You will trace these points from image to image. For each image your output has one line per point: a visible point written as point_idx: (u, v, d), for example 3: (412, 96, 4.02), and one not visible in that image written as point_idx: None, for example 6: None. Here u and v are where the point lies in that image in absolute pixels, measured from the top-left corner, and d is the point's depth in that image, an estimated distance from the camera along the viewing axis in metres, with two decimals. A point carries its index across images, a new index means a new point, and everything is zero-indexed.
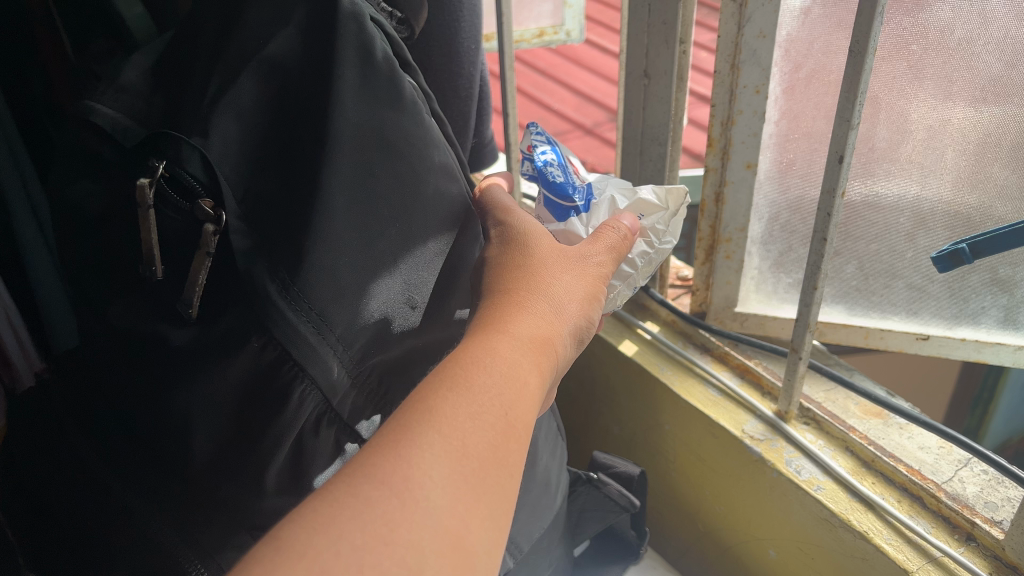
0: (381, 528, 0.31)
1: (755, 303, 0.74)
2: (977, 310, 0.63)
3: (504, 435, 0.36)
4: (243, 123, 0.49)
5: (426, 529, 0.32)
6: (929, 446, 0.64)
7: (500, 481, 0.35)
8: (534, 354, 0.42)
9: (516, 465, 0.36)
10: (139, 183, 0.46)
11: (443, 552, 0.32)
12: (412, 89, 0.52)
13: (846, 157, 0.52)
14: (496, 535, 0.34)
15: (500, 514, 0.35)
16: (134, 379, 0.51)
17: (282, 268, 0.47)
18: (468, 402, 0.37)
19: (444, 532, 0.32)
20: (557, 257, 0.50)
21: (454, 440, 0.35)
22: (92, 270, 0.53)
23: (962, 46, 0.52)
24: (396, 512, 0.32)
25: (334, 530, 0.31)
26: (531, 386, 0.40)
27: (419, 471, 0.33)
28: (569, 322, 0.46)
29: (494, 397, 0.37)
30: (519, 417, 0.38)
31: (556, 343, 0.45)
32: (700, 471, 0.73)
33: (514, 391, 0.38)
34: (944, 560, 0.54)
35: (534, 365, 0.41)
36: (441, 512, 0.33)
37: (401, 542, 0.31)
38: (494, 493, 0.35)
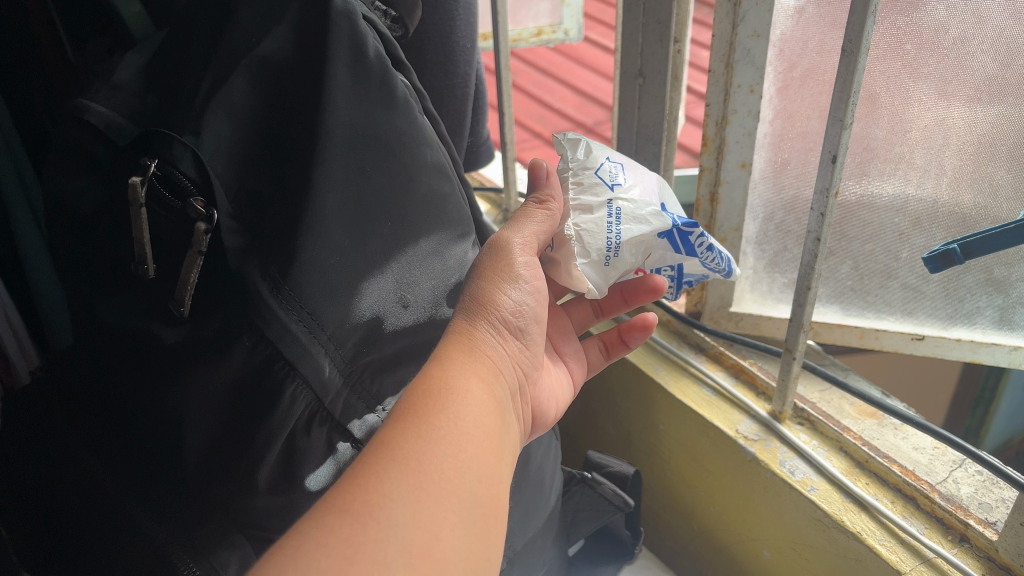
0: (345, 550, 0.31)
1: (750, 303, 0.74)
2: (972, 310, 0.62)
3: (457, 444, 0.36)
4: (235, 122, 0.48)
5: (392, 547, 0.32)
6: (923, 446, 0.64)
7: (464, 487, 0.35)
8: (471, 359, 0.41)
9: (480, 469, 0.36)
10: (131, 182, 0.46)
11: (413, 563, 0.31)
12: (404, 89, 0.52)
13: (839, 157, 0.51)
14: (473, 541, 0.34)
15: (474, 518, 0.34)
16: (128, 378, 0.51)
17: (274, 267, 0.47)
18: (416, 423, 0.37)
19: (411, 545, 0.32)
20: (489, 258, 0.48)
21: (406, 460, 0.35)
22: (82, 269, 0.53)
23: (956, 46, 0.52)
24: (359, 533, 0.32)
25: (296, 557, 0.31)
26: (474, 390, 0.39)
27: (377, 493, 0.33)
28: (512, 311, 0.45)
29: (441, 411, 0.37)
30: (471, 424, 0.38)
31: (494, 336, 0.44)
32: (695, 471, 0.72)
33: (461, 401, 0.38)
34: (936, 561, 0.54)
35: (472, 369, 0.41)
36: (405, 525, 0.32)
37: (367, 560, 0.31)
38: (459, 500, 0.34)
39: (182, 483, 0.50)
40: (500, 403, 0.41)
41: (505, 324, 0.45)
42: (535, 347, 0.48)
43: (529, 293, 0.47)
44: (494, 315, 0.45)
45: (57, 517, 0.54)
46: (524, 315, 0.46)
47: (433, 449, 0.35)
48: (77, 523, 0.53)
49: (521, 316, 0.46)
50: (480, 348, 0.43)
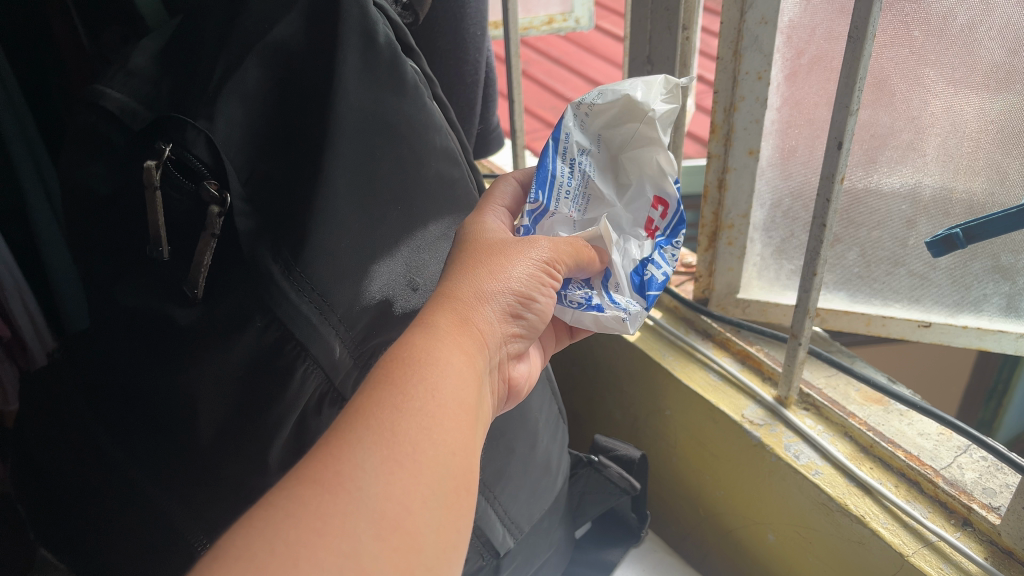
0: (315, 521, 0.30)
1: (757, 289, 0.75)
2: (979, 297, 0.63)
3: (435, 415, 0.35)
4: (248, 107, 0.49)
5: (363, 519, 0.31)
6: (928, 432, 0.64)
7: (439, 460, 0.34)
8: (451, 335, 0.39)
9: (456, 442, 0.35)
10: (146, 166, 0.47)
11: (383, 536, 0.31)
12: (414, 74, 0.52)
13: (845, 143, 0.52)
14: (444, 516, 0.33)
15: (447, 493, 0.34)
16: (142, 359, 0.52)
17: (285, 249, 0.48)
18: (392, 390, 0.35)
19: (381, 517, 0.31)
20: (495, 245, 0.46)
21: (380, 428, 0.33)
22: (96, 252, 0.54)
23: (964, 32, 0.52)
24: (328, 504, 0.31)
25: (265, 528, 0.30)
26: (453, 367, 0.37)
27: (349, 463, 0.32)
28: (509, 294, 0.44)
29: (420, 380, 0.36)
30: (451, 393, 0.36)
31: (480, 319, 0.42)
32: (701, 456, 0.73)
33: (442, 370, 0.37)
34: (939, 544, 0.55)
35: (453, 346, 0.39)
36: (376, 496, 0.31)
37: (334, 532, 0.30)
38: (434, 471, 0.33)
39: (193, 464, 0.52)
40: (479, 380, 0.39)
41: (504, 303, 0.43)
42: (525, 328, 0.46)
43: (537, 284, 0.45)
44: (487, 292, 0.43)
45: (83, 494, 0.57)
46: (525, 299, 0.45)
47: (410, 420, 0.34)
48: (102, 499, 0.56)
49: (522, 301, 0.45)
50: (473, 320, 0.41)
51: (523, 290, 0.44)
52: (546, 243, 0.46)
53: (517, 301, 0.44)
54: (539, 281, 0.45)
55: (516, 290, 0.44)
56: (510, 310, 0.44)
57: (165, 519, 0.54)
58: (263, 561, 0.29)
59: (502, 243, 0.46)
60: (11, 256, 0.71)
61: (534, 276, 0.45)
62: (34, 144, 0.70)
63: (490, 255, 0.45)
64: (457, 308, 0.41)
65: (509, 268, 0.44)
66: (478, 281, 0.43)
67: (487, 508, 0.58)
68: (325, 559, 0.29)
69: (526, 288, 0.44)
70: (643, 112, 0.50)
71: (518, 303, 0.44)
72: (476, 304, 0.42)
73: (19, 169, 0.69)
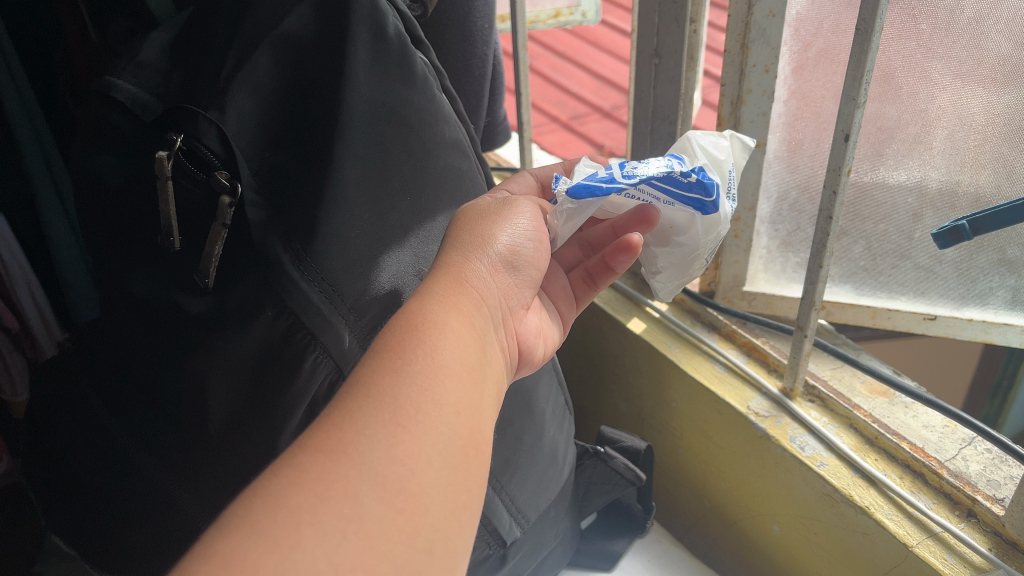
0: (317, 487, 0.30)
1: (764, 282, 0.75)
2: (985, 290, 0.63)
3: (435, 374, 0.35)
4: (259, 99, 0.50)
5: (365, 481, 0.31)
6: (933, 425, 0.64)
7: (443, 420, 0.34)
8: (447, 298, 0.40)
9: (460, 403, 0.35)
10: (157, 156, 0.47)
11: (387, 499, 0.31)
12: (423, 66, 0.53)
13: (852, 135, 0.52)
14: (451, 476, 0.33)
15: (453, 455, 0.33)
16: (153, 346, 0.53)
17: (296, 239, 0.48)
18: (393, 357, 0.35)
19: (384, 481, 0.31)
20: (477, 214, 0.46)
21: (382, 395, 0.34)
22: (108, 242, 0.55)
23: (972, 25, 0.52)
24: (331, 470, 0.31)
25: (269, 497, 0.30)
26: (448, 324, 0.38)
27: (351, 430, 0.32)
28: (495, 252, 0.44)
29: (420, 343, 0.36)
30: (452, 355, 0.36)
31: (476, 278, 0.42)
32: (706, 447, 0.74)
33: (441, 334, 0.37)
34: (944, 535, 0.55)
35: (449, 306, 0.39)
36: (378, 460, 0.31)
37: (338, 496, 0.30)
38: (437, 434, 0.33)
39: (205, 452, 0.52)
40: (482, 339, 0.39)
41: (496, 258, 0.44)
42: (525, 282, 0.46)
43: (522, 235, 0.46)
44: (480, 249, 0.43)
45: (93, 483, 0.57)
46: (518, 252, 0.45)
47: (409, 384, 0.34)
48: (113, 488, 0.56)
49: (512, 253, 0.45)
50: (467, 279, 0.42)
51: (511, 245, 0.45)
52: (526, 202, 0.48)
53: (510, 255, 0.45)
54: (528, 233, 0.46)
55: (502, 245, 0.44)
56: (505, 265, 0.45)
57: (177, 507, 0.54)
58: (267, 528, 0.29)
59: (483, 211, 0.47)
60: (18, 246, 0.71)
61: (523, 230, 0.46)
62: (44, 137, 0.70)
63: (477, 219, 0.45)
64: (451, 269, 0.42)
65: (497, 227, 0.45)
66: (469, 241, 0.43)
67: (494, 498, 0.58)
68: (328, 522, 0.29)
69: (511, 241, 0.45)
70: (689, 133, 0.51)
71: (509, 259, 0.45)
72: (469, 261, 0.43)
73: (28, 161, 0.69)
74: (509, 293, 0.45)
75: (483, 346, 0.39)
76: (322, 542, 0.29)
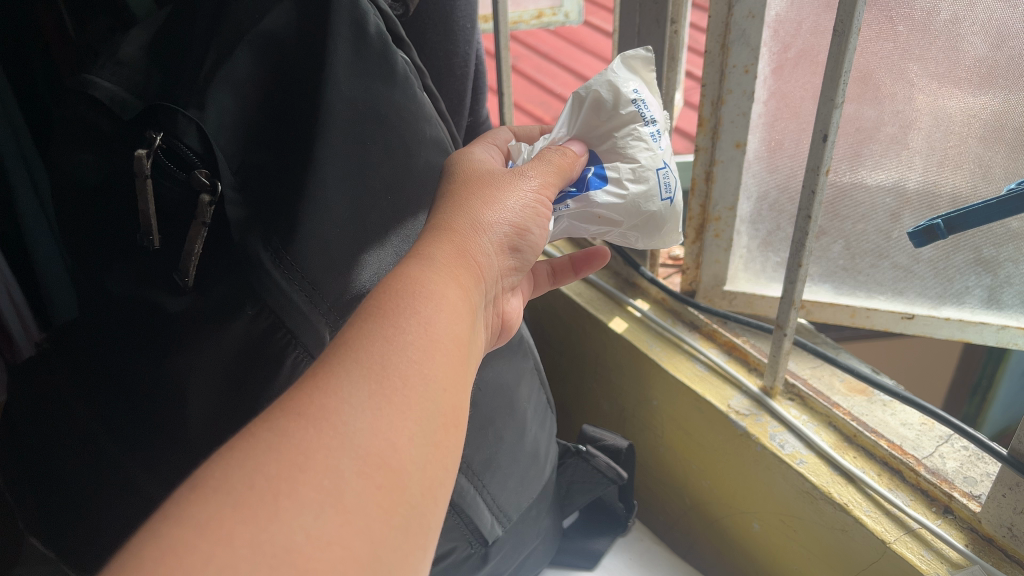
0: (296, 455, 0.30)
1: (744, 281, 0.76)
2: (962, 290, 0.63)
3: (428, 348, 0.35)
4: (240, 98, 0.50)
5: (347, 453, 0.30)
6: (911, 423, 0.65)
7: (428, 397, 0.34)
8: (452, 268, 0.40)
9: (447, 378, 0.35)
10: (137, 154, 0.47)
11: (366, 473, 0.30)
12: (404, 65, 0.52)
13: (830, 136, 0.52)
14: (430, 454, 0.33)
15: (434, 432, 0.33)
16: (131, 345, 0.52)
17: (275, 237, 0.48)
18: (383, 325, 0.35)
19: (365, 453, 0.31)
20: (487, 179, 0.47)
21: (370, 363, 0.33)
22: (85, 241, 0.54)
23: (948, 27, 0.53)
24: (313, 438, 0.30)
25: (245, 462, 0.29)
26: (452, 299, 0.38)
27: (335, 398, 0.32)
28: (497, 231, 0.45)
29: (412, 312, 0.36)
30: (443, 326, 0.36)
31: (478, 256, 0.43)
32: (687, 445, 0.74)
33: (435, 304, 0.37)
34: (921, 532, 0.56)
35: (452, 277, 0.40)
36: (363, 433, 0.31)
37: (318, 467, 0.30)
38: (420, 410, 0.33)
39: (181, 451, 0.52)
40: (474, 316, 0.40)
41: (496, 236, 0.45)
42: (513, 266, 0.47)
43: (518, 211, 0.46)
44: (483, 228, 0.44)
45: (71, 483, 0.57)
46: (513, 231, 0.46)
47: (398, 353, 0.34)
48: (95, 488, 0.56)
49: (511, 233, 0.46)
50: (466, 255, 0.42)
51: (515, 224, 0.46)
52: (535, 174, 0.48)
53: (511, 234, 0.46)
54: (532, 212, 0.47)
55: (502, 224, 0.45)
56: (505, 242, 0.45)
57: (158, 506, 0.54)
58: (242, 496, 0.28)
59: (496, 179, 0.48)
60: (6, 268, 0.72)
61: (527, 210, 0.47)
62: (31, 159, 0.70)
63: (483, 192, 0.46)
64: (450, 241, 0.42)
65: (503, 202, 0.46)
66: (472, 216, 0.44)
67: (476, 497, 0.58)
68: (307, 493, 0.29)
69: (510, 218, 0.45)
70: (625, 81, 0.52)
71: (506, 241, 0.45)
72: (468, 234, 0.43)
73: (12, 177, 0.69)
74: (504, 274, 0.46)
75: (474, 319, 0.40)
76: (299, 514, 0.28)
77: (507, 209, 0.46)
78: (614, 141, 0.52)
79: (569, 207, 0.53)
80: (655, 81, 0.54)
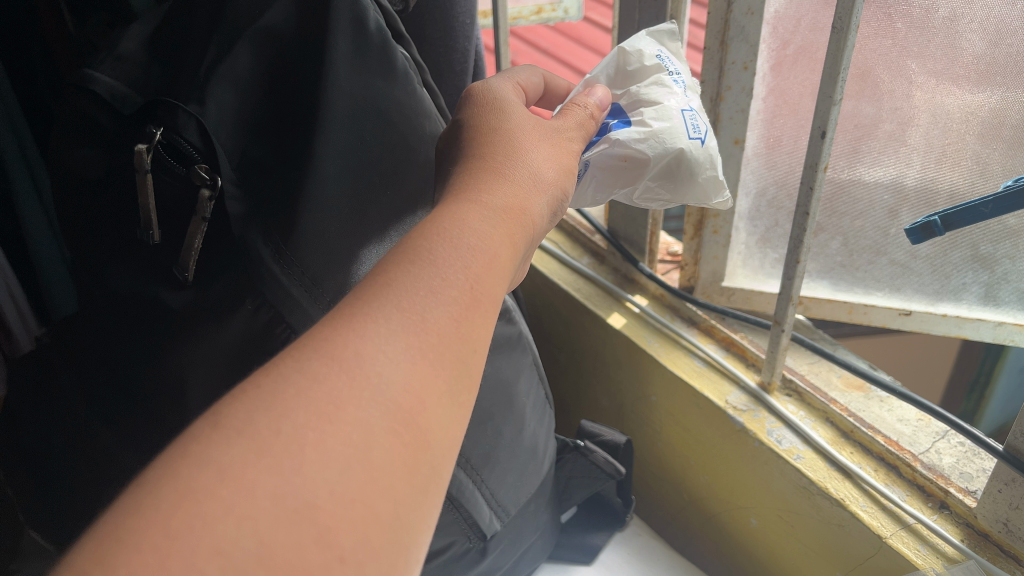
0: (325, 405, 0.29)
1: (743, 277, 0.76)
2: (959, 286, 0.64)
3: (468, 308, 0.35)
4: (240, 91, 0.49)
5: (379, 406, 0.30)
6: (907, 418, 0.65)
7: (460, 358, 0.34)
8: (505, 223, 0.40)
9: (478, 341, 0.35)
10: (137, 149, 0.46)
11: (394, 430, 0.30)
12: (404, 60, 0.52)
13: (828, 132, 0.53)
14: (454, 414, 0.33)
15: (458, 390, 0.33)
16: (129, 340, 0.53)
17: (275, 232, 0.49)
18: (430, 276, 0.35)
19: (395, 408, 0.30)
20: (536, 127, 0.48)
21: (410, 313, 0.33)
22: (85, 235, 0.54)
23: (946, 24, 0.53)
24: (345, 388, 0.30)
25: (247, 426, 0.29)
26: (500, 259, 0.38)
27: (369, 346, 0.31)
28: (547, 191, 0.45)
29: (459, 265, 0.36)
30: (485, 285, 0.36)
31: (532, 214, 0.43)
32: (685, 440, 0.74)
33: (480, 260, 0.37)
34: (916, 527, 0.56)
35: (504, 233, 0.39)
36: (396, 387, 0.31)
37: (348, 418, 0.29)
38: (451, 370, 0.33)
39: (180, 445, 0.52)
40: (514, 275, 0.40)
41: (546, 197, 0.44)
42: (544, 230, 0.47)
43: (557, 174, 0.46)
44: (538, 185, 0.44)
45: (76, 476, 0.58)
46: (556, 194, 0.46)
47: (438, 307, 0.34)
48: (97, 481, 0.57)
49: (556, 199, 0.46)
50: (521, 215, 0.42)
51: (556, 185, 0.46)
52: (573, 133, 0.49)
53: (555, 198, 0.46)
54: (569, 171, 0.47)
55: (550, 189, 0.45)
56: (551, 204, 0.45)
57: None
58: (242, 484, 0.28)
59: (544, 129, 0.48)
60: (6, 264, 0.72)
61: (565, 172, 0.47)
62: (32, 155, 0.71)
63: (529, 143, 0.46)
64: (501, 197, 0.41)
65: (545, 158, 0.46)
66: (518, 172, 0.44)
67: (474, 492, 0.59)
68: (333, 447, 0.28)
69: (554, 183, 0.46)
70: (645, 43, 0.57)
71: (551, 203, 0.45)
72: (514, 188, 0.43)
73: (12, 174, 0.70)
74: (540, 236, 0.46)
75: (511, 280, 0.39)
76: (324, 470, 0.28)
77: (551, 167, 0.46)
78: (635, 87, 0.55)
79: (592, 152, 0.54)
80: (680, 53, 0.59)
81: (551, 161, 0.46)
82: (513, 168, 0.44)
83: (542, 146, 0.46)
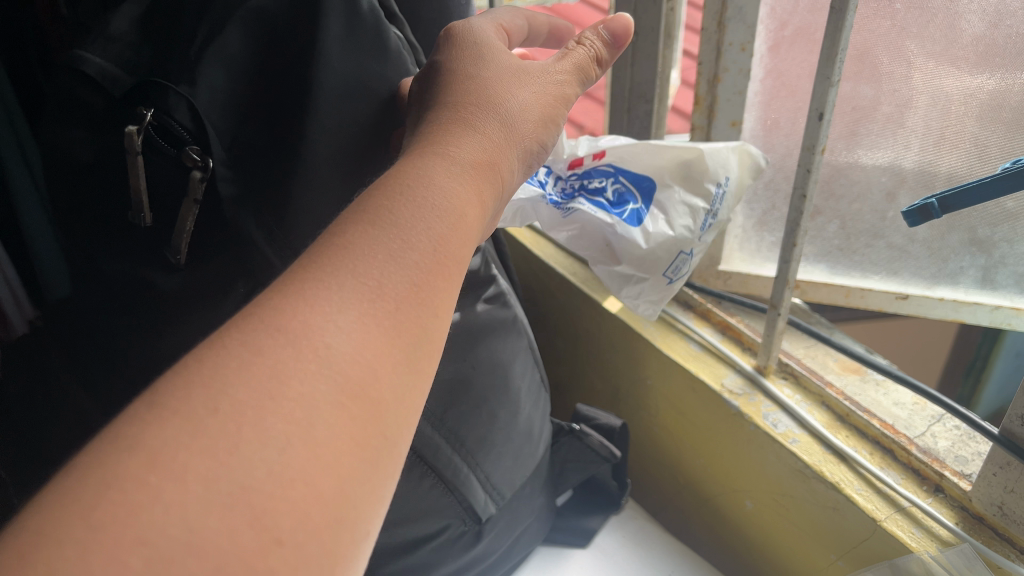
0: (268, 380, 0.28)
1: (739, 261, 0.76)
2: (956, 270, 0.63)
3: (431, 269, 0.34)
4: (231, 72, 0.48)
5: (325, 376, 0.28)
6: (903, 402, 0.65)
7: (420, 321, 0.33)
8: (473, 176, 0.40)
9: (440, 305, 0.34)
10: (127, 131, 0.46)
11: (342, 403, 0.28)
12: (397, 40, 0.52)
13: (826, 114, 0.52)
14: (408, 383, 0.31)
15: (413, 359, 0.32)
16: (124, 324, 0.53)
17: (268, 215, 0.49)
18: (389, 236, 0.34)
19: (344, 380, 0.29)
20: (514, 73, 0.47)
21: (366, 279, 0.32)
22: (76, 219, 0.54)
23: (946, 5, 0.52)
24: (289, 360, 0.28)
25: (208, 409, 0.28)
26: (466, 218, 0.37)
27: (319, 316, 0.30)
28: (518, 142, 0.44)
29: (423, 223, 0.35)
30: (449, 244, 0.35)
31: (499, 167, 0.42)
32: (680, 424, 0.74)
33: (448, 213, 0.36)
34: (911, 510, 0.56)
35: (472, 185, 0.39)
36: (346, 355, 0.29)
37: (290, 394, 0.27)
38: (406, 339, 0.32)
39: None
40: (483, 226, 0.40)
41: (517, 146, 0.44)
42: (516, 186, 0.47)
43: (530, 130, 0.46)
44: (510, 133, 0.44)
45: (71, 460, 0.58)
46: (527, 146, 0.46)
47: (395, 269, 0.33)
48: None
49: (529, 147, 0.46)
50: (488, 169, 0.41)
51: (526, 141, 0.45)
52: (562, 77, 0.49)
53: (524, 152, 0.45)
54: (543, 125, 0.47)
55: (518, 142, 0.45)
56: (523, 154, 0.45)
57: None
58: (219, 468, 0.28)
59: (524, 76, 0.48)
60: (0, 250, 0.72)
61: (537, 129, 0.46)
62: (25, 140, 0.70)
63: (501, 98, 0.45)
64: (468, 151, 0.41)
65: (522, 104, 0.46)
66: (488, 131, 0.43)
67: (469, 475, 0.59)
68: (272, 423, 0.27)
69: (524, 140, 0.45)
70: None
71: (522, 155, 0.45)
72: (484, 144, 0.42)
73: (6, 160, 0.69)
74: (514, 187, 0.46)
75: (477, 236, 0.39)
76: (263, 449, 0.26)
77: (527, 119, 0.46)
78: None
79: None
80: None
81: (527, 114, 0.46)
82: (484, 122, 0.43)
83: (518, 96, 0.46)
